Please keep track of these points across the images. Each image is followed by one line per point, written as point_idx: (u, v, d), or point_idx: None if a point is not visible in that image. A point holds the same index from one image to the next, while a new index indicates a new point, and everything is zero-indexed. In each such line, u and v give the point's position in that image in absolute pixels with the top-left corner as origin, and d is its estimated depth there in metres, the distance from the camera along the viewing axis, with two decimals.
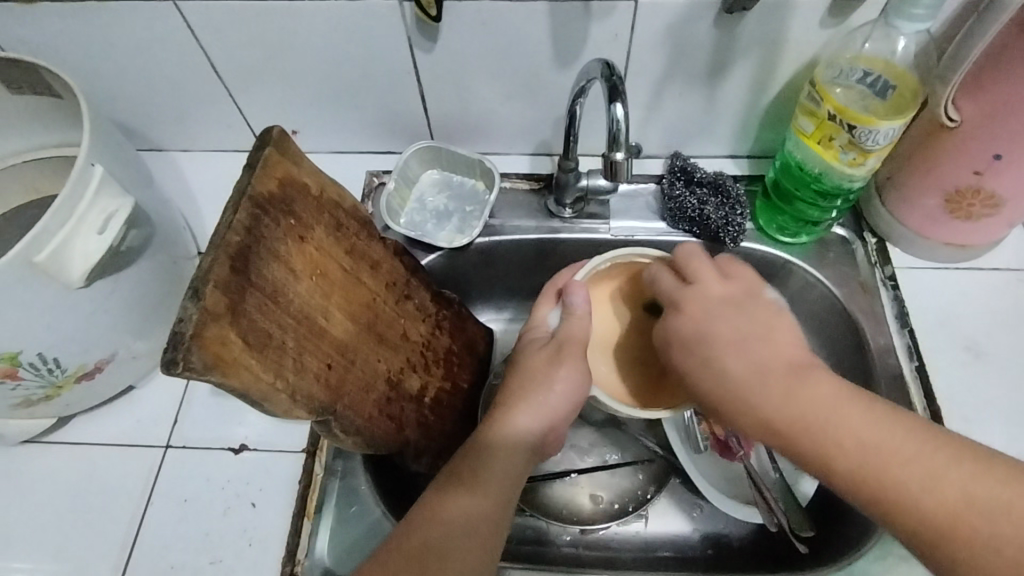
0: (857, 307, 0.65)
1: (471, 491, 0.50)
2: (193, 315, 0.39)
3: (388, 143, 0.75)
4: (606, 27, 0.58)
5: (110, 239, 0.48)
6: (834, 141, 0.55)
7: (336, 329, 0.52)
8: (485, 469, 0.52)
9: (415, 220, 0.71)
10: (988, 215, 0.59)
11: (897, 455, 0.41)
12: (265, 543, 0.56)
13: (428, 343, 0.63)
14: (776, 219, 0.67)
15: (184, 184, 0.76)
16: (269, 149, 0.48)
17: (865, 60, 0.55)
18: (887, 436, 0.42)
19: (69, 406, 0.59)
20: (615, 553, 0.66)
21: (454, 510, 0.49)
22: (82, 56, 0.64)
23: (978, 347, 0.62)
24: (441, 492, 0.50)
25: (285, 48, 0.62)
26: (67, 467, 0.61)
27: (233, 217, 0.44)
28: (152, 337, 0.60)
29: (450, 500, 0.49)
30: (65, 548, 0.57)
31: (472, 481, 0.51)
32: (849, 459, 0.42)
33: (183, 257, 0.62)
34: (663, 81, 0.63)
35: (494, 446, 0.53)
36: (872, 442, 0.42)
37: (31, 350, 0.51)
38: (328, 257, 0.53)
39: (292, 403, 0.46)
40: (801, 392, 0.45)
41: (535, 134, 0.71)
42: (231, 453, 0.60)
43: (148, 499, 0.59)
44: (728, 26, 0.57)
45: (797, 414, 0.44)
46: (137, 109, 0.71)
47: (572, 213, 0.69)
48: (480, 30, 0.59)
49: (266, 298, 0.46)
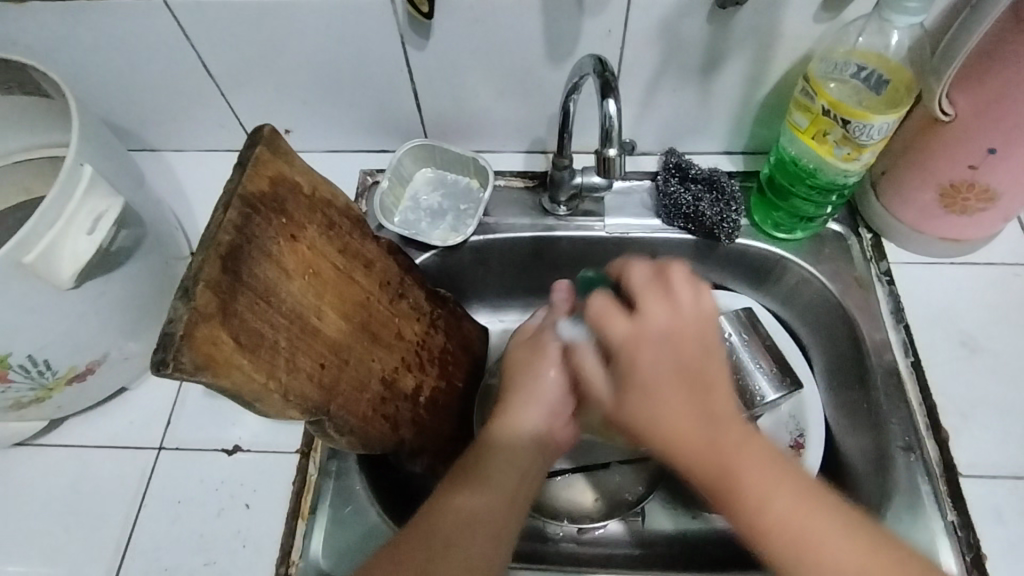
0: (853, 303, 0.65)
1: (475, 485, 0.51)
2: (182, 315, 0.39)
3: (381, 141, 0.74)
4: (598, 23, 0.58)
5: (100, 239, 0.48)
6: (829, 136, 0.55)
7: (329, 328, 0.52)
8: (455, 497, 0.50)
9: (409, 219, 0.70)
10: (983, 209, 0.59)
11: (771, 512, 0.40)
12: (259, 544, 0.56)
13: (423, 343, 0.63)
14: (771, 216, 0.67)
15: (177, 183, 0.75)
16: (260, 148, 0.48)
17: (859, 54, 0.55)
18: (771, 497, 0.40)
19: (60, 408, 0.59)
20: (612, 550, 0.66)
21: (473, 504, 0.50)
22: (71, 56, 0.64)
23: (974, 341, 0.62)
24: (451, 483, 0.52)
25: (277, 47, 0.62)
26: (59, 468, 0.60)
27: (224, 216, 0.44)
28: (146, 338, 0.60)
29: (460, 494, 0.50)
30: (56, 551, 0.57)
31: (472, 476, 0.52)
32: (766, 508, 0.40)
33: (175, 257, 0.62)
34: (657, 78, 0.63)
35: (497, 444, 0.53)
36: (749, 488, 0.40)
37: (21, 353, 0.50)
38: (320, 256, 0.52)
39: (285, 403, 0.46)
40: (738, 460, 0.41)
41: (530, 131, 0.71)
42: (225, 454, 0.60)
43: (142, 501, 0.58)
44: (721, 22, 0.57)
45: (671, 439, 0.42)
46: (128, 109, 0.71)
47: (567, 210, 0.69)
48: (473, 27, 0.59)
49: (257, 298, 0.45)
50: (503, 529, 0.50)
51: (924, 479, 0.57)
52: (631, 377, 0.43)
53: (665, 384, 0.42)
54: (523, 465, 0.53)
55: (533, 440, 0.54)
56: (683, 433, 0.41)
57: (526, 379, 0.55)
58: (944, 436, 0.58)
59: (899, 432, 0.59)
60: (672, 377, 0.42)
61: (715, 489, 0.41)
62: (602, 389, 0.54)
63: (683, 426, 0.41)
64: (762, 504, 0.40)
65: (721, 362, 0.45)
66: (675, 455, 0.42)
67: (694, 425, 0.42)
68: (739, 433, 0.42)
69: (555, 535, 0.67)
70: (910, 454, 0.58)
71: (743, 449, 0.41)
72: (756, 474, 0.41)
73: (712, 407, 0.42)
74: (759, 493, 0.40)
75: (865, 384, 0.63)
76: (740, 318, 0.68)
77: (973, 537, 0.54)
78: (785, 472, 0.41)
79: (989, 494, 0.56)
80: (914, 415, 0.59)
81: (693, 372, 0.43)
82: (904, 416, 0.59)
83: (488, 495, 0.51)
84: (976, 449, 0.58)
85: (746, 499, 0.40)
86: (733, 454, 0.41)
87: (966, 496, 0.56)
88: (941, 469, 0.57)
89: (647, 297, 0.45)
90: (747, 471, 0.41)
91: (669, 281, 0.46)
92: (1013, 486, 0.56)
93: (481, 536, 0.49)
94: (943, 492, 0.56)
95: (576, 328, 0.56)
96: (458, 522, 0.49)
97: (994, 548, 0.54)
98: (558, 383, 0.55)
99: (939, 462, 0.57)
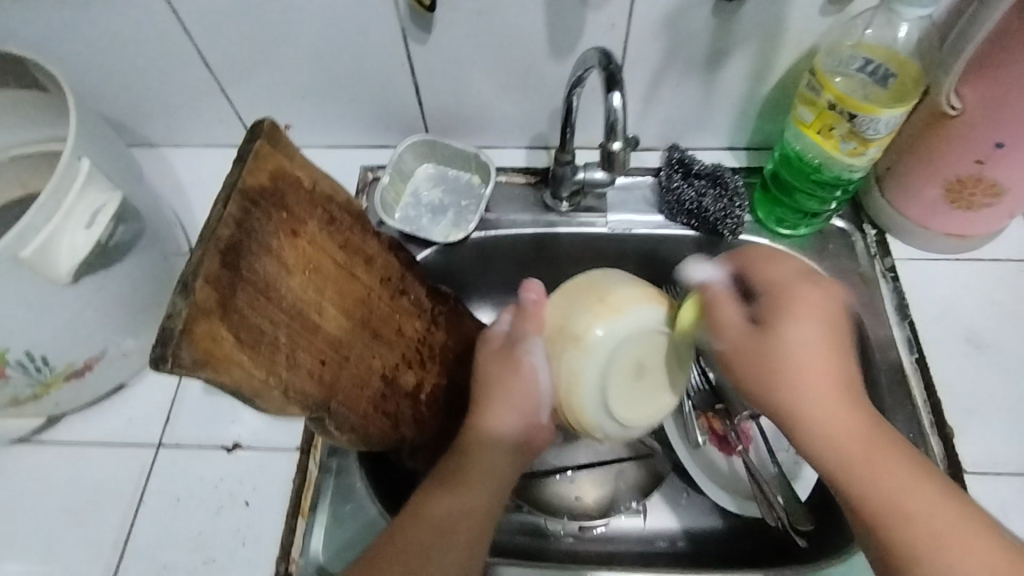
0: (858, 300, 0.64)
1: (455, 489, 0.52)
2: (181, 310, 0.38)
3: (381, 136, 0.74)
4: (601, 16, 0.57)
5: (98, 233, 0.47)
6: (834, 130, 0.54)
7: (329, 324, 0.51)
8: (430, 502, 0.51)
9: (410, 215, 0.70)
10: (989, 205, 0.58)
11: (896, 493, 0.42)
12: (259, 542, 0.55)
13: (424, 339, 0.62)
14: (775, 212, 0.66)
15: (176, 179, 0.75)
16: (260, 142, 0.47)
17: (866, 47, 0.54)
18: (894, 475, 0.43)
19: (59, 405, 0.58)
20: (615, 547, 0.66)
21: (446, 506, 0.51)
22: (70, 49, 0.63)
23: (979, 339, 0.62)
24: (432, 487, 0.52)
25: (277, 42, 0.62)
26: (57, 465, 0.60)
27: (223, 211, 0.43)
28: (144, 334, 0.59)
29: (437, 497, 0.51)
30: (54, 549, 0.56)
31: (455, 479, 0.53)
32: (902, 507, 0.42)
33: (174, 253, 0.61)
34: (660, 72, 0.63)
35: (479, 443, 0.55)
36: (915, 517, 0.42)
37: (19, 348, 0.50)
38: (321, 251, 0.52)
39: (285, 399, 0.45)
40: (878, 486, 0.43)
41: (531, 127, 0.70)
42: (225, 451, 0.59)
43: (140, 499, 0.58)
44: (725, 14, 0.57)
45: (807, 362, 0.45)
46: (127, 103, 0.70)
47: (569, 206, 0.68)
48: (475, 21, 0.59)
49: (258, 294, 0.45)
50: (479, 528, 0.51)
51: None
52: (756, 363, 0.47)
53: (798, 383, 0.45)
54: (503, 462, 0.55)
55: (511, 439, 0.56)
56: (817, 420, 0.45)
57: (500, 385, 0.56)
58: (948, 433, 0.57)
59: (903, 429, 0.58)
60: (826, 348, 0.46)
61: (844, 468, 0.44)
62: (580, 396, 0.53)
63: (815, 410, 0.45)
64: (875, 490, 0.43)
65: (850, 365, 0.47)
66: (812, 427, 0.45)
67: (850, 440, 0.44)
68: (863, 418, 0.45)
69: (558, 531, 0.67)
70: None
71: (857, 414, 0.45)
72: (894, 470, 0.43)
73: (847, 386, 0.46)
74: (892, 496, 0.42)
75: (868, 382, 0.62)
76: None
77: None
78: (901, 446, 0.44)
79: (995, 492, 0.55)
80: (918, 413, 0.59)
81: (835, 378, 0.46)
82: (909, 414, 0.59)
83: (455, 502, 0.51)
84: (981, 447, 0.57)
85: (875, 488, 0.43)
86: (826, 396, 0.45)
87: (971, 494, 0.55)
88: (945, 466, 0.57)
89: (765, 266, 0.50)
90: (880, 474, 0.43)
91: (803, 295, 0.47)
92: (1017, 483, 0.56)
93: (460, 540, 0.50)
94: None
95: (552, 344, 0.54)
96: (432, 526, 0.49)
97: None
98: (545, 390, 0.55)
99: (943, 459, 0.57)
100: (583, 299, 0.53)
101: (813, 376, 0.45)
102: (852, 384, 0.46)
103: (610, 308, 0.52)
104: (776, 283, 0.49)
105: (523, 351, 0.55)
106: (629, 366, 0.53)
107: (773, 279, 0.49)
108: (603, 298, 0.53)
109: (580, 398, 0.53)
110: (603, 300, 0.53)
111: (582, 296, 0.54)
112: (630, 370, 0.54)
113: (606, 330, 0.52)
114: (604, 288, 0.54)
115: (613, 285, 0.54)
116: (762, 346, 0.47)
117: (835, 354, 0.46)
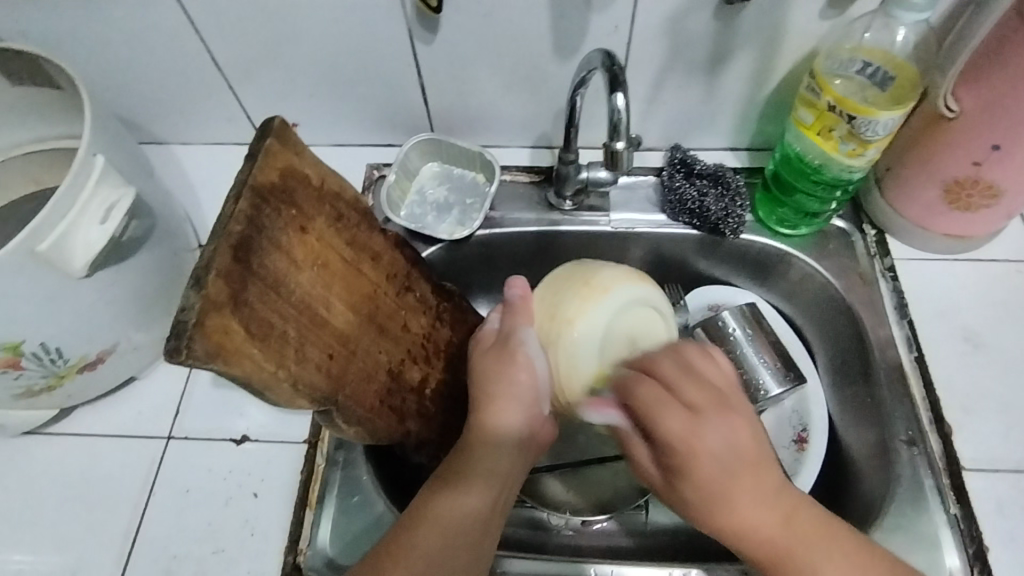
0: (857, 298, 0.65)
1: (455, 488, 0.52)
2: (194, 303, 0.40)
3: (388, 135, 0.75)
4: (605, 18, 0.58)
5: (112, 228, 0.49)
6: (834, 132, 0.55)
7: (337, 320, 0.52)
8: (430, 505, 0.51)
9: (415, 213, 0.71)
10: (987, 206, 0.59)
11: (812, 564, 0.45)
12: (267, 532, 0.56)
13: (429, 335, 0.63)
14: (776, 212, 0.67)
15: (185, 176, 0.76)
16: (271, 140, 0.48)
17: (865, 50, 0.55)
18: (804, 544, 0.46)
19: (71, 397, 0.59)
20: (616, 541, 0.67)
21: (451, 509, 0.51)
22: (83, 48, 0.65)
23: (976, 337, 0.63)
24: (432, 489, 0.52)
25: (285, 41, 0.63)
26: (69, 456, 0.61)
27: (235, 207, 0.44)
28: (154, 327, 0.60)
29: (440, 500, 0.51)
30: (66, 538, 0.57)
31: (456, 480, 0.52)
32: (815, 571, 0.45)
33: (184, 249, 0.62)
34: (663, 74, 0.63)
35: (480, 441, 0.54)
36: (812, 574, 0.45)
37: (34, 341, 0.51)
38: (329, 247, 0.53)
39: (294, 391, 0.46)
40: (783, 545, 0.46)
41: (536, 126, 0.71)
42: (234, 443, 0.60)
43: (151, 489, 0.59)
44: (728, 17, 0.57)
45: (716, 472, 0.45)
46: (138, 102, 0.71)
47: (572, 205, 0.69)
48: (481, 23, 0.60)
49: (268, 288, 0.46)
50: (486, 535, 0.51)
51: (927, 473, 0.57)
52: (702, 490, 0.46)
53: (715, 482, 0.45)
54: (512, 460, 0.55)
55: (513, 436, 0.55)
56: (740, 522, 0.46)
57: (495, 388, 0.55)
58: (947, 431, 0.58)
59: (902, 426, 0.59)
60: (743, 462, 0.46)
61: (780, 570, 0.46)
62: (575, 379, 0.57)
63: (738, 512, 0.46)
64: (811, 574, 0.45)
65: (775, 469, 0.47)
66: (742, 534, 0.46)
67: (750, 476, 0.46)
68: (783, 500, 0.47)
69: (559, 524, 0.68)
70: (913, 448, 0.58)
71: (761, 504, 0.46)
72: (822, 555, 0.46)
73: (750, 460, 0.46)
74: (808, 573, 0.45)
75: (868, 380, 0.63)
76: (746, 313, 0.69)
77: (975, 530, 0.55)
78: (819, 521, 0.47)
79: (991, 488, 0.56)
80: (917, 411, 0.60)
81: (755, 461, 0.46)
82: (908, 412, 0.60)
83: (457, 508, 0.51)
84: (978, 444, 0.58)
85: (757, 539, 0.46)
86: (737, 486, 0.46)
87: (968, 489, 0.56)
88: (943, 463, 0.57)
89: (681, 369, 0.48)
90: (807, 568, 0.45)
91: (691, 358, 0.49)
92: (1013, 480, 0.56)
93: (464, 545, 0.50)
94: (946, 485, 0.57)
95: (546, 330, 0.57)
96: (438, 528, 0.50)
97: (994, 540, 0.54)
98: (541, 377, 0.56)
99: (942, 456, 0.58)
100: (569, 290, 0.58)
101: (730, 452, 0.45)
102: (763, 466, 0.46)
103: (597, 290, 0.58)
104: (689, 366, 0.48)
105: (519, 343, 0.57)
106: (622, 344, 0.58)
107: (694, 379, 0.47)
108: (589, 283, 0.58)
109: (582, 379, 0.56)
110: (593, 290, 0.57)
111: (571, 291, 0.58)
112: (625, 348, 0.58)
113: (593, 313, 0.57)
114: (601, 281, 0.58)
115: (602, 276, 0.58)
116: (708, 488, 0.46)
117: (744, 429, 0.46)
